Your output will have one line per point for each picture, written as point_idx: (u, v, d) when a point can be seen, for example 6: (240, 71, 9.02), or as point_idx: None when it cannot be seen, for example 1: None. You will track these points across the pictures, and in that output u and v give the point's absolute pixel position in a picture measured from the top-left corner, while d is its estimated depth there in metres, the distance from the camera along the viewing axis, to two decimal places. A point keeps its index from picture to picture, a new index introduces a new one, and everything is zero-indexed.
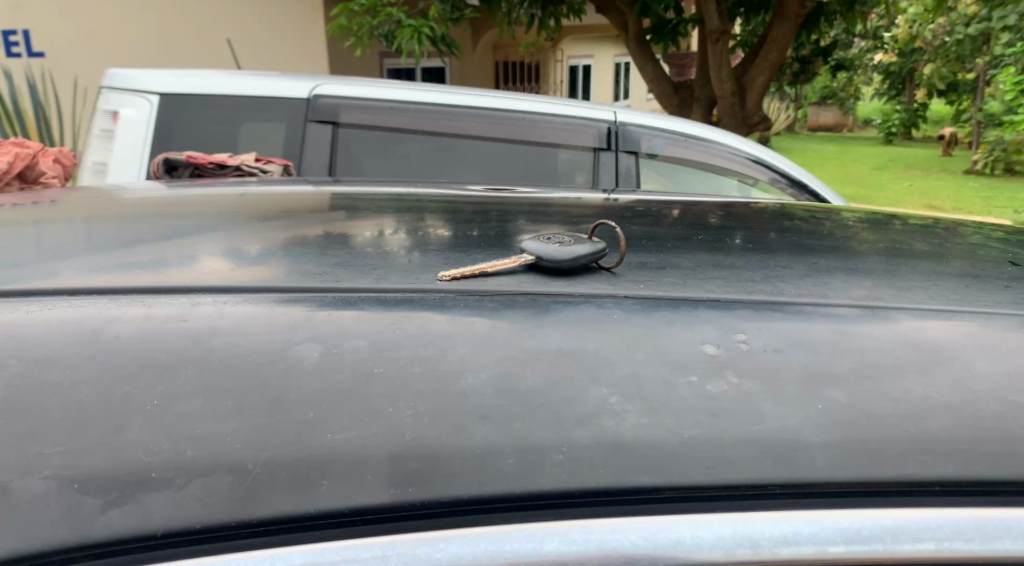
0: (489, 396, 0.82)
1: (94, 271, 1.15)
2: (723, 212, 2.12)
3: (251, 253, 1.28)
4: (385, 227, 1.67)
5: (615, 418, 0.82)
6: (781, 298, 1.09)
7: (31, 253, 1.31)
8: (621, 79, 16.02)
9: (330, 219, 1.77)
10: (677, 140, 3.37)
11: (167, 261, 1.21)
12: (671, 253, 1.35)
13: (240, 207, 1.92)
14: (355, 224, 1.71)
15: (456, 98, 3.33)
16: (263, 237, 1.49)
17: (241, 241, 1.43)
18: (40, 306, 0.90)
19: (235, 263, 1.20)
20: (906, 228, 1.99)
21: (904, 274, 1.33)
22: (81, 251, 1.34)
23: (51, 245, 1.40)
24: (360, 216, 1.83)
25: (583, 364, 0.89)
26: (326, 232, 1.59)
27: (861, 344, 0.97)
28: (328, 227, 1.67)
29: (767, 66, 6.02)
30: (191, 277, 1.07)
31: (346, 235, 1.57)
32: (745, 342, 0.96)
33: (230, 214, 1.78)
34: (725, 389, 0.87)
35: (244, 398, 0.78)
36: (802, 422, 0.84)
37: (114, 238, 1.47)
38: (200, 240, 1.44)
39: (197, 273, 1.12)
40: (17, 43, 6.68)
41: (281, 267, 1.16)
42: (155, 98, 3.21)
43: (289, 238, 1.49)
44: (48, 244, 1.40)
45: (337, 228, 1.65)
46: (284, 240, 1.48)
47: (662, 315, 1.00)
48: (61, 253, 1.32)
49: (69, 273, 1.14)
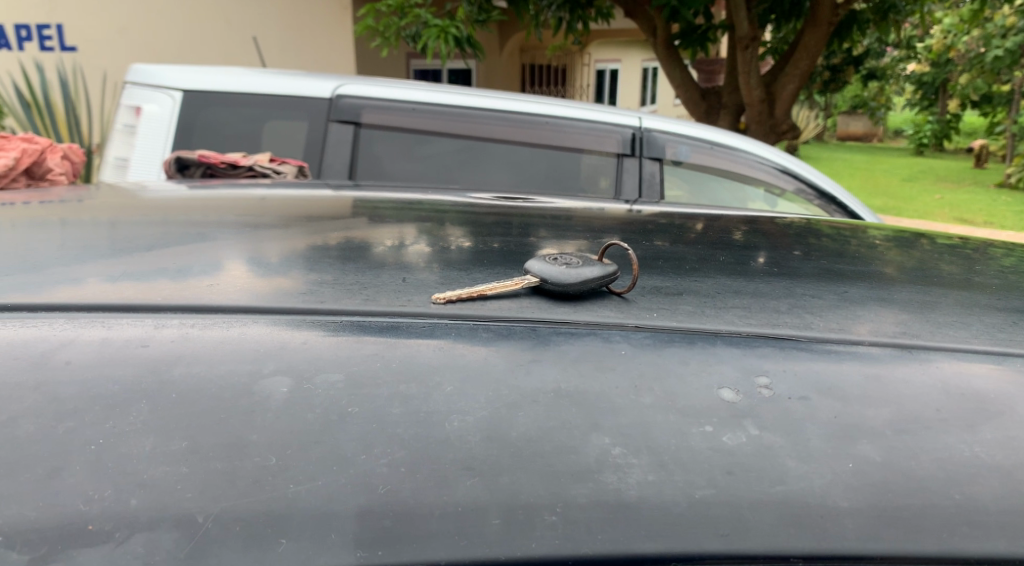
0: (476, 444, 0.73)
1: (113, 277, 1.09)
2: (748, 228, 2.01)
3: (275, 263, 1.22)
4: (406, 236, 1.60)
5: (617, 475, 0.72)
6: (808, 334, 0.98)
7: (53, 257, 1.25)
8: (650, 84, 15.90)
9: (353, 226, 1.70)
10: (704, 148, 3.24)
11: (191, 267, 1.14)
12: (691, 277, 1.25)
13: (258, 211, 1.86)
14: (374, 232, 1.63)
15: (477, 100, 3.24)
16: (287, 243, 1.43)
17: (258, 248, 1.37)
18: None
19: (261, 271, 1.14)
20: (940, 249, 1.87)
21: (941, 305, 1.21)
22: (99, 254, 1.28)
23: (77, 246, 1.35)
24: (382, 223, 1.76)
25: (583, 408, 0.79)
26: (345, 240, 1.52)
27: (900, 393, 0.86)
28: (350, 233, 1.61)
29: (797, 73, 5.83)
30: (193, 290, 0.99)
31: (365, 244, 1.49)
32: (768, 388, 0.85)
33: (250, 218, 1.72)
34: (744, 443, 0.77)
35: (200, 439, 0.70)
36: (831, 484, 0.74)
37: (128, 242, 1.40)
38: (220, 245, 1.37)
39: (215, 283, 1.05)
40: (49, 37, 6.74)
41: (305, 277, 1.10)
42: (178, 95, 3.17)
43: (311, 246, 1.43)
44: (74, 245, 1.35)
45: (357, 235, 1.58)
46: (302, 247, 1.41)
47: (675, 352, 0.89)
48: (75, 257, 1.25)
49: (92, 280, 1.07)
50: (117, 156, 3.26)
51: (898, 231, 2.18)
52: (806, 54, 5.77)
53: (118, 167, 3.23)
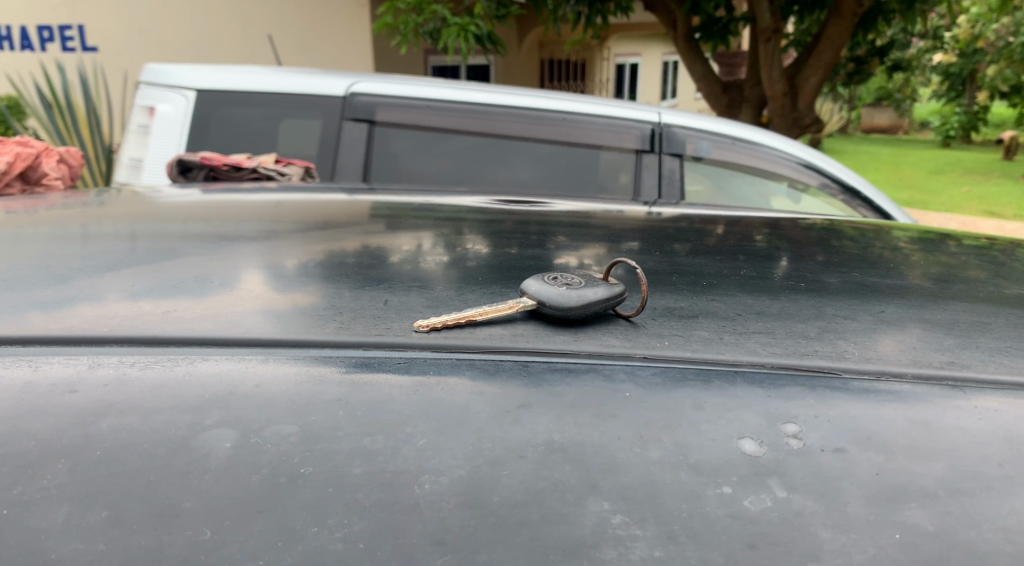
0: (450, 513, 0.62)
1: (139, 293, 0.99)
2: (771, 231, 1.89)
3: (290, 272, 1.13)
4: (422, 243, 1.49)
5: (618, 551, 0.61)
6: (842, 366, 0.85)
7: (57, 266, 1.16)
8: (670, 79, 15.67)
9: (366, 232, 1.60)
10: (725, 143, 3.10)
11: (210, 279, 1.05)
12: (709, 296, 1.13)
13: (280, 216, 1.78)
14: (390, 238, 1.54)
15: (492, 96, 3.11)
16: (303, 252, 1.32)
17: (282, 256, 1.28)
18: None
19: (278, 283, 1.05)
20: (981, 253, 1.72)
21: (989, 326, 1.08)
22: (116, 265, 1.18)
23: (90, 256, 1.26)
24: (398, 229, 1.66)
25: (578, 465, 0.68)
26: (364, 246, 1.43)
27: (952, 444, 0.73)
28: (363, 239, 1.51)
29: (821, 65, 5.61)
30: (167, 311, 0.90)
31: (382, 250, 1.40)
32: (797, 438, 0.72)
33: (269, 224, 1.64)
34: (769, 508, 0.65)
35: (124, 508, 0.59)
36: (875, 559, 0.62)
37: (152, 250, 1.33)
38: (242, 253, 1.29)
39: (237, 300, 0.95)
40: (71, 38, 6.78)
41: (320, 297, 0.99)
42: (193, 94, 3.10)
43: (328, 254, 1.32)
44: (87, 255, 1.26)
45: (374, 241, 1.49)
46: (325, 254, 1.32)
47: (689, 393, 0.77)
48: (98, 267, 1.17)
49: (116, 295, 0.98)
50: (131, 156, 3.19)
51: (923, 231, 2.03)
52: (830, 46, 5.55)
53: (132, 167, 3.17)
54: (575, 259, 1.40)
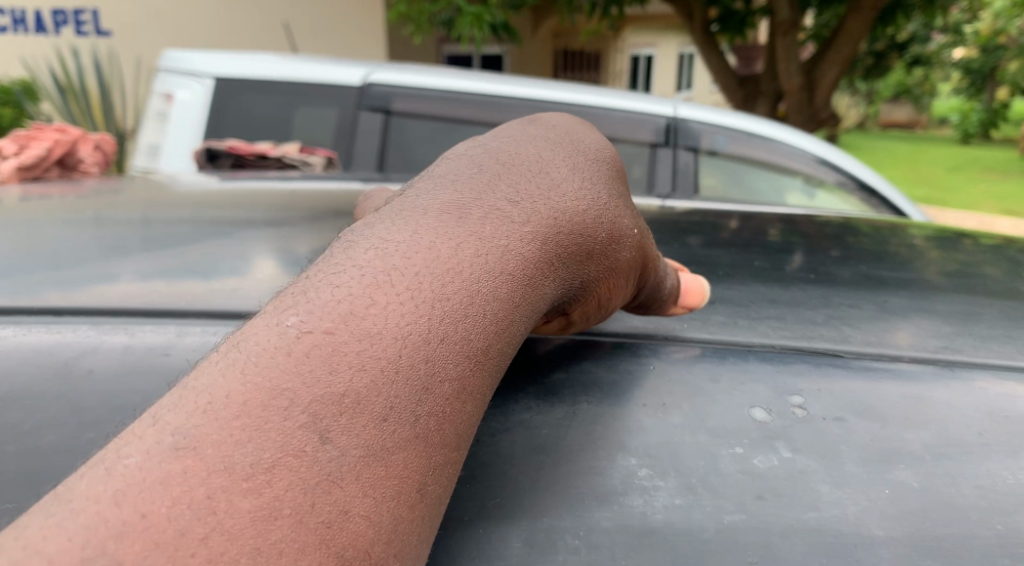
0: (497, 465, 0.74)
1: (150, 275, 1.08)
2: (785, 226, 1.97)
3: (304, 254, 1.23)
4: None
5: (644, 497, 0.71)
6: (845, 348, 0.94)
7: (82, 246, 1.25)
8: (684, 70, 15.57)
9: None
10: (740, 138, 3.14)
11: (222, 266, 1.13)
12: (720, 284, 1.22)
13: (297, 204, 1.85)
14: None
15: (510, 88, 3.09)
16: (319, 238, 1.36)
17: (295, 241, 1.33)
18: (12, 331, 0.88)
19: (291, 267, 1.14)
20: (988, 251, 1.78)
21: (984, 316, 1.16)
22: (134, 250, 1.23)
23: (102, 241, 1.29)
24: None
25: (609, 427, 0.79)
26: None
27: (938, 415, 0.82)
28: None
29: (839, 60, 5.61)
30: (214, 291, 1.02)
31: None
32: (802, 408, 0.82)
33: (285, 211, 1.71)
34: (775, 465, 0.75)
35: None
36: (867, 511, 0.71)
37: (173, 237, 1.35)
38: (247, 241, 1.31)
39: (253, 284, 1.05)
40: (86, 21, 6.70)
41: None
42: (211, 82, 3.18)
43: None
44: (101, 240, 1.31)
45: None
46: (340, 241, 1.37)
47: (705, 368, 0.88)
48: (101, 250, 1.23)
49: (125, 276, 1.08)
50: (149, 143, 3.27)
51: (940, 230, 2.09)
52: (849, 41, 5.52)
53: (149, 153, 3.26)
54: None
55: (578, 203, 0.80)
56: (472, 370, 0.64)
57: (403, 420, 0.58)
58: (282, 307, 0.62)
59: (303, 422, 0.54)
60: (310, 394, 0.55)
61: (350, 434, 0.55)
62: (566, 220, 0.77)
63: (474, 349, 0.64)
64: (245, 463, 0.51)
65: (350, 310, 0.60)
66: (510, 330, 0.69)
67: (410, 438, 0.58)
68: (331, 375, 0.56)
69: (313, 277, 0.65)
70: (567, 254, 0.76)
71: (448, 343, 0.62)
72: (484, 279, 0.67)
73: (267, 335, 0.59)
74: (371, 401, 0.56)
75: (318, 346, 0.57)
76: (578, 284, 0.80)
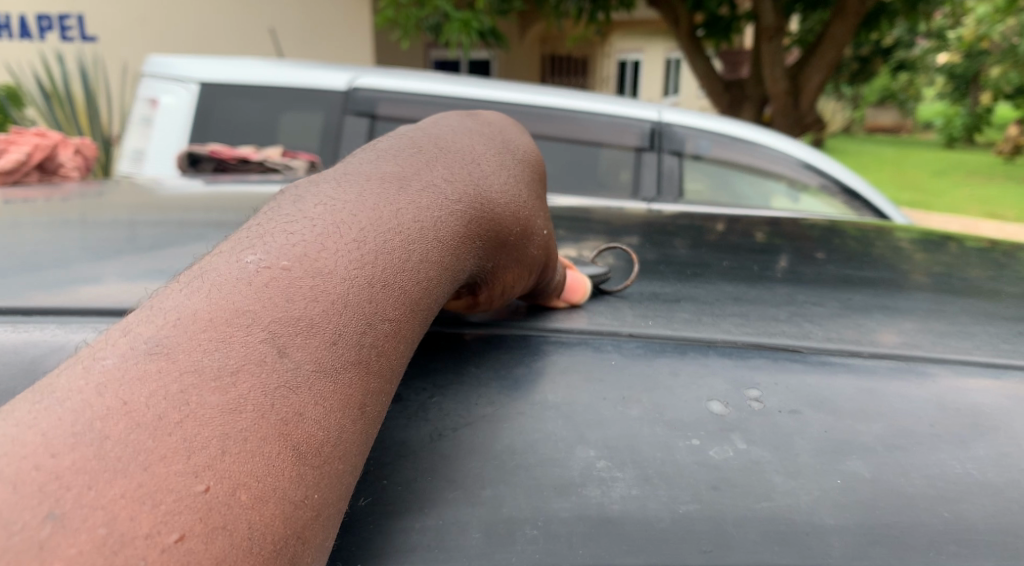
0: (458, 460, 0.76)
1: (132, 276, 1.09)
2: (770, 229, 1.99)
3: None
4: None
5: (601, 488, 0.73)
6: (806, 344, 0.97)
7: (64, 249, 1.25)
8: (672, 76, 15.67)
9: None
10: (723, 140, 3.18)
11: None
12: (692, 283, 1.24)
13: None
14: None
15: (491, 92, 3.12)
16: None
17: None
18: None
19: None
20: (968, 253, 1.81)
21: (954, 313, 1.18)
22: (120, 251, 1.24)
23: (84, 244, 1.29)
24: None
25: (569, 420, 0.81)
26: None
27: (892, 408, 0.85)
28: None
29: (823, 64, 5.67)
30: None
31: None
32: (759, 401, 0.85)
33: None
34: (730, 457, 0.77)
35: None
36: (818, 500, 0.73)
37: (159, 239, 1.36)
38: None
39: None
40: (71, 27, 6.58)
41: None
42: (195, 86, 3.19)
43: None
44: (83, 243, 1.31)
45: None
46: None
47: (665, 362, 0.90)
48: (85, 253, 1.23)
49: (110, 278, 1.09)
50: (133, 147, 3.22)
51: (922, 233, 2.12)
52: (833, 47, 5.59)
53: (134, 158, 3.21)
54: (574, 251, 1.51)
55: (507, 192, 0.85)
56: (407, 319, 0.67)
57: (350, 344, 0.60)
58: (233, 251, 0.64)
59: (263, 337, 0.56)
60: (268, 314, 0.57)
61: (306, 351, 0.57)
62: (496, 201, 0.82)
63: (413, 299, 0.68)
64: (214, 369, 0.52)
65: (304, 251, 0.62)
66: (438, 290, 0.72)
67: (356, 362, 0.61)
68: (288, 301, 0.59)
69: (265, 224, 0.67)
70: (491, 233, 0.81)
71: (394, 287, 0.66)
72: (424, 234, 0.71)
73: (222, 269, 0.61)
74: (324, 327, 0.59)
75: (276, 277, 0.60)
76: (490, 266, 0.84)
